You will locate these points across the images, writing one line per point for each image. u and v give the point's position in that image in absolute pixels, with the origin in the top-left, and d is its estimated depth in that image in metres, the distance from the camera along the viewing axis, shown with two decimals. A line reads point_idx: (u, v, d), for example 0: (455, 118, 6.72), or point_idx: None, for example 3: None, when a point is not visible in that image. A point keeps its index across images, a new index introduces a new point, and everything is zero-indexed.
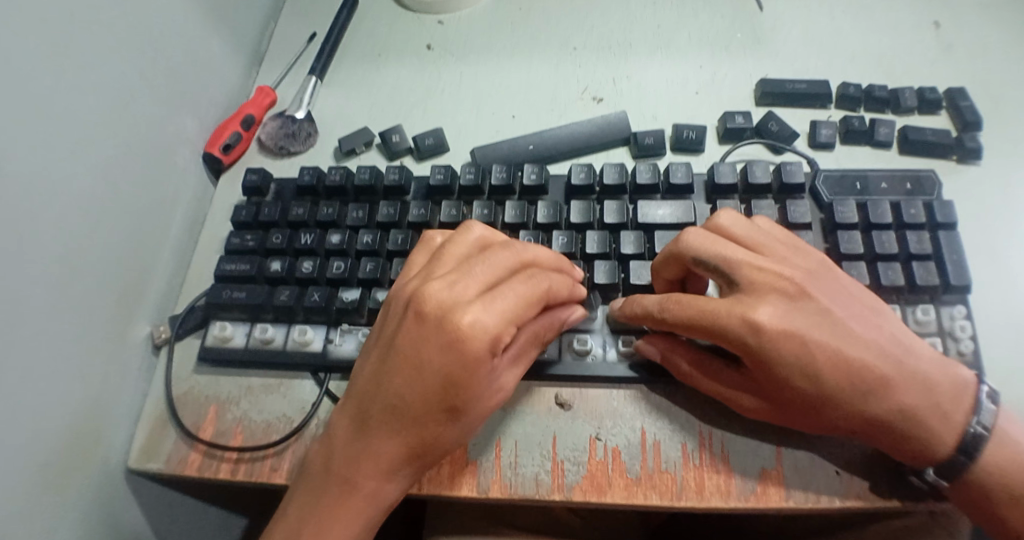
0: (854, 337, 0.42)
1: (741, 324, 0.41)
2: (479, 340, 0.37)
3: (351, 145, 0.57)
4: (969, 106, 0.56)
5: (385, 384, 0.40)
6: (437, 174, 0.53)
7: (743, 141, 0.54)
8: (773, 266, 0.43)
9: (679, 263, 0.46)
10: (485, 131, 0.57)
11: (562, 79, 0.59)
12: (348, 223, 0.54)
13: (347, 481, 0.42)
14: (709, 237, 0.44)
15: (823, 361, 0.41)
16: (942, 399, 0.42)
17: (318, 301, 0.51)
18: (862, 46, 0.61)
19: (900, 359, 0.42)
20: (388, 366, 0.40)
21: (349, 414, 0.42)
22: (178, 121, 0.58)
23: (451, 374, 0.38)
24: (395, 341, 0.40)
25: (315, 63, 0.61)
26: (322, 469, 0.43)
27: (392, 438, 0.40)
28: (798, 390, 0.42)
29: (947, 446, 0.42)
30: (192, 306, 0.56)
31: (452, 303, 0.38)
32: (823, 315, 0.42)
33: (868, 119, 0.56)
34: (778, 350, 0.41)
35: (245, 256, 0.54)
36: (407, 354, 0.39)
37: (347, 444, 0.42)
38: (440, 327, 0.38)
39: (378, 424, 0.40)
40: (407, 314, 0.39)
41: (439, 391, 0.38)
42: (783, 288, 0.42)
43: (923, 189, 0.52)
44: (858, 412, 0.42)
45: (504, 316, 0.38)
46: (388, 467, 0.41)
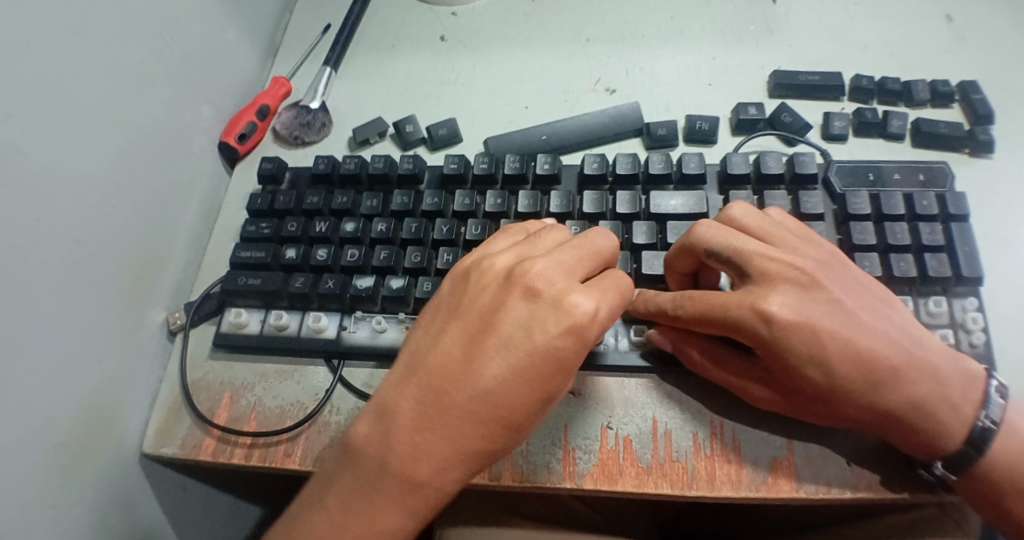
0: (866, 328, 0.42)
1: (753, 315, 0.41)
2: (593, 324, 0.38)
3: (365, 135, 0.58)
4: (981, 99, 0.56)
5: (473, 364, 0.38)
6: (450, 163, 0.54)
7: (756, 133, 0.55)
8: (786, 257, 0.43)
9: (690, 254, 0.46)
10: (498, 122, 0.58)
11: (574, 70, 0.59)
12: (362, 212, 0.54)
13: (406, 470, 0.38)
14: (722, 228, 0.44)
15: (834, 353, 0.41)
16: (953, 391, 0.43)
17: (332, 288, 0.52)
18: (875, 39, 0.61)
19: (911, 351, 0.42)
20: (478, 344, 0.39)
21: (416, 394, 0.39)
22: (194, 110, 0.59)
23: (555, 358, 0.37)
24: (492, 322, 0.39)
25: (329, 54, 0.62)
26: (374, 455, 0.39)
27: (467, 424, 0.38)
28: (810, 381, 0.42)
29: (955, 438, 0.43)
30: (208, 293, 0.57)
31: (563, 286, 0.39)
32: (835, 306, 0.42)
33: (881, 111, 0.56)
34: (790, 342, 0.41)
35: (260, 244, 0.55)
36: (505, 333, 0.38)
37: (411, 433, 0.39)
38: (554, 307, 0.38)
39: (455, 406, 0.38)
40: (511, 296, 0.39)
41: (535, 377, 0.37)
42: (796, 279, 0.42)
43: (936, 181, 0.52)
44: (869, 404, 0.42)
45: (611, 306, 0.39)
46: (455, 457, 0.38)
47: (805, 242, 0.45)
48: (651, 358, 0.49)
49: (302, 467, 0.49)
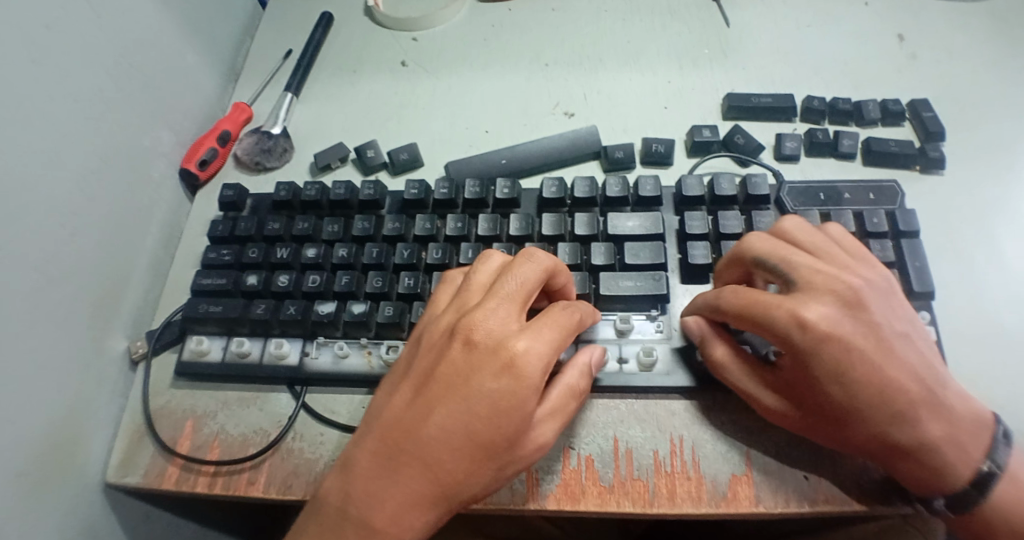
0: (894, 355, 0.41)
1: (787, 319, 0.41)
2: (534, 366, 0.38)
3: (327, 160, 0.58)
4: (932, 117, 0.58)
5: (423, 415, 0.39)
6: (411, 188, 0.54)
7: (712, 154, 0.56)
8: (834, 271, 0.43)
9: (741, 260, 0.47)
10: (459, 146, 0.58)
11: (534, 93, 0.60)
12: (324, 237, 0.54)
13: (369, 522, 0.39)
14: (777, 243, 0.45)
15: (858, 371, 0.41)
16: (962, 431, 0.42)
17: (294, 314, 0.52)
18: (826, 60, 0.62)
19: (931, 386, 0.42)
20: (427, 395, 0.40)
21: (372, 448, 0.40)
22: (155, 137, 0.59)
23: (501, 402, 0.38)
24: (438, 368, 0.40)
25: (291, 79, 0.62)
26: (338, 505, 0.40)
27: (424, 473, 0.39)
28: (828, 395, 0.42)
29: (966, 475, 0.42)
30: (169, 321, 0.56)
31: (502, 332, 0.39)
32: (873, 328, 0.41)
33: (833, 131, 0.58)
34: (819, 352, 0.41)
35: (221, 271, 0.55)
36: (451, 381, 0.39)
37: (370, 480, 0.39)
38: (494, 354, 0.39)
39: (410, 458, 0.39)
40: (452, 342, 0.40)
41: (484, 424, 0.38)
42: (843, 295, 0.42)
43: (886, 199, 0.53)
44: (881, 431, 0.41)
45: (552, 344, 0.39)
46: (416, 506, 0.39)
47: (855, 260, 0.45)
48: (613, 377, 0.50)
49: (265, 494, 0.49)
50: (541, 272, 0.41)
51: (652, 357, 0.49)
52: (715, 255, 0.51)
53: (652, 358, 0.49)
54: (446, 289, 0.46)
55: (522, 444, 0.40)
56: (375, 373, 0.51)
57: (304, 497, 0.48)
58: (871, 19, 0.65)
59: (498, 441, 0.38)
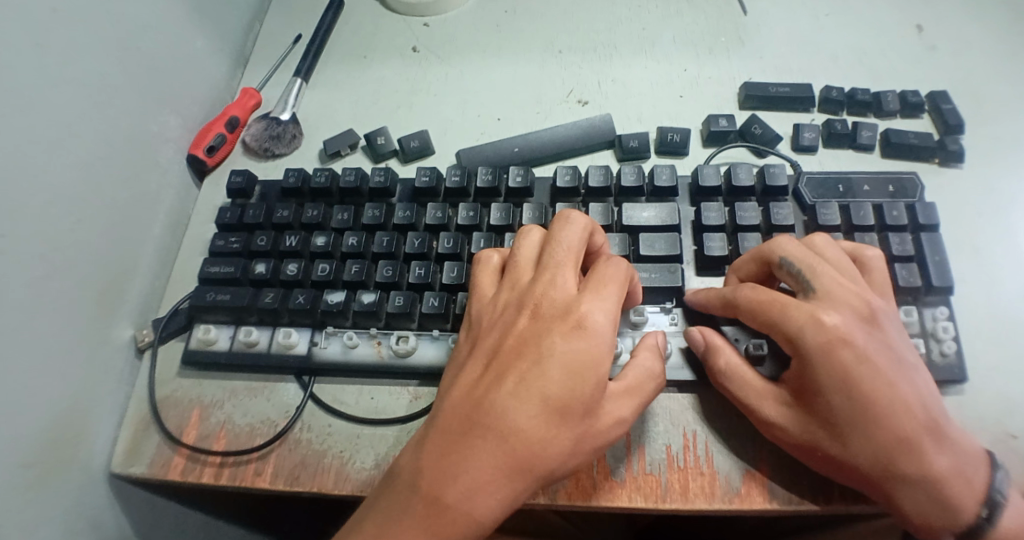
0: (911, 375, 0.41)
1: (805, 319, 0.41)
2: (601, 324, 0.39)
3: (336, 147, 0.57)
4: (952, 109, 0.57)
5: (493, 387, 0.39)
6: (422, 176, 0.53)
7: (728, 144, 0.55)
8: (857, 288, 0.43)
9: (763, 259, 0.46)
10: (470, 134, 0.57)
11: (547, 80, 0.59)
12: (333, 225, 0.53)
13: (438, 498, 0.37)
14: (804, 251, 0.45)
15: (869, 390, 0.40)
16: (968, 466, 0.41)
17: (303, 303, 0.51)
18: (845, 49, 0.61)
19: (941, 419, 0.41)
20: (497, 365, 0.40)
21: (441, 424, 0.39)
22: (162, 121, 0.58)
23: (577, 364, 0.38)
24: (505, 338, 0.40)
25: (300, 65, 0.61)
26: (406, 482, 0.39)
27: (499, 444, 0.37)
28: (835, 408, 0.41)
29: (968, 512, 0.41)
30: (176, 309, 0.56)
31: (569, 298, 0.40)
32: (888, 349, 0.41)
33: (851, 122, 0.57)
34: (831, 357, 0.40)
35: (229, 259, 0.54)
36: (519, 351, 0.39)
37: (439, 454, 0.38)
38: (562, 317, 0.39)
39: (483, 429, 0.38)
40: (519, 312, 0.41)
41: (559, 388, 0.37)
42: (862, 310, 0.42)
43: (906, 192, 0.52)
44: (898, 437, 0.40)
45: (616, 306, 0.39)
46: (490, 480, 0.37)
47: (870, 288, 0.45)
48: None
49: (271, 485, 0.48)
50: (587, 233, 0.42)
51: None
52: (731, 247, 0.50)
53: (665, 352, 0.48)
54: (484, 273, 0.45)
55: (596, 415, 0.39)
56: (385, 364, 0.50)
57: (311, 489, 0.47)
58: (891, 8, 0.64)
59: (574, 403, 0.37)
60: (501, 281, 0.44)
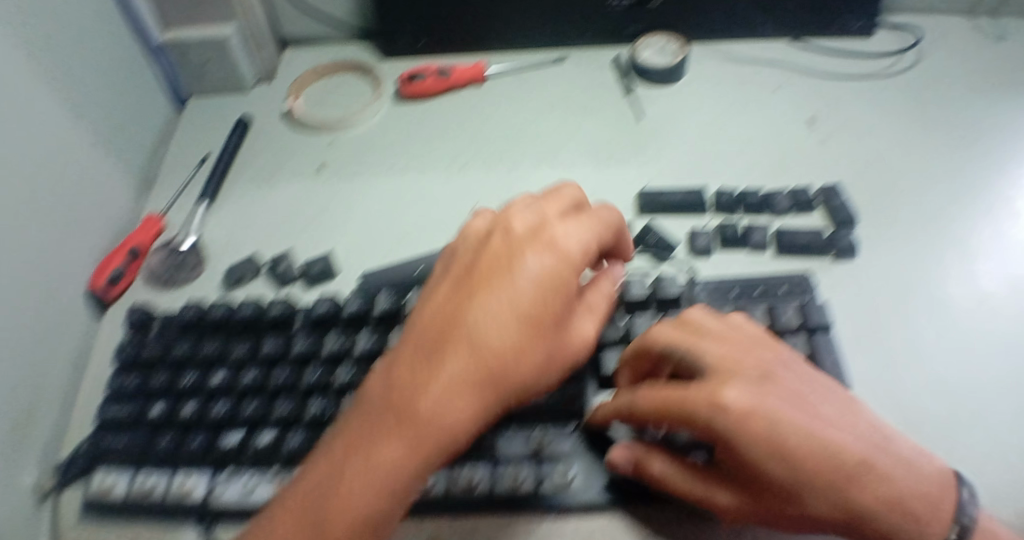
0: (824, 417, 0.42)
1: (708, 405, 0.41)
2: (554, 252, 0.41)
3: (239, 273, 0.56)
4: (842, 205, 0.59)
5: (468, 302, 0.41)
6: (322, 303, 0.53)
7: (625, 254, 0.56)
8: (743, 354, 0.44)
9: (649, 354, 0.47)
10: (375, 252, 0.57)
11: (454, 193, 0.59)
12: (232, 360, 0.52)
13: (408, 405, 0.38)
14: (682, 336, 0.46)
15: (793, 440, 0.40)
16: (932, 486, 0.42)
17: (199, 446, 0.50)
18: (740, 147, 0.63)
19: (883, 444, 0.42)
20: (469, 283, 0.42)
21: (418, 332, 0.41)
22: (63, 255, 0.56)
23: (543, 281, 0.40)
24: (480, 253, 0.43)
25: (205, 187, 0.61)
26: (379, 403, 0.39)
27: (471, 348, 0.39)
28: (772, 475, 0.40)
29: (941, 528, 0.41)
30: (76, 453, 0.53)
31: (539, 221, 0.43)
32: (795, 397, 0.42)
33: (744, 222, 0.58)
34: (746, 435, 0.40)
35: (128, 399, 0.53)
36: (494, 268, 0.41)
37: (409, 366, 0.40)
38: (534, 238, 0.42)
39: (457, 333, 0.39)
40: (492, 236, 0.44)
41: (498, 354, 0.38)
42: (755, 372, 0.43)
43: (800, 292, 0.54)
44: (844, 471, 0.40)
45: (587, 238, 0.43)
46: (458, 382, 0.38)
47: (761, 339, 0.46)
48: (530, 499, 0.48)
49: None
50: (578, 193, 0.46)
51: (568, 477, 0.48)
52: None
53: (567, 480, 0.48)
54: (469, 233, 0.46)
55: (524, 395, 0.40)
56: None
57: None
58: (782, 105, 0.67)
59: (505, 380, 0.38)
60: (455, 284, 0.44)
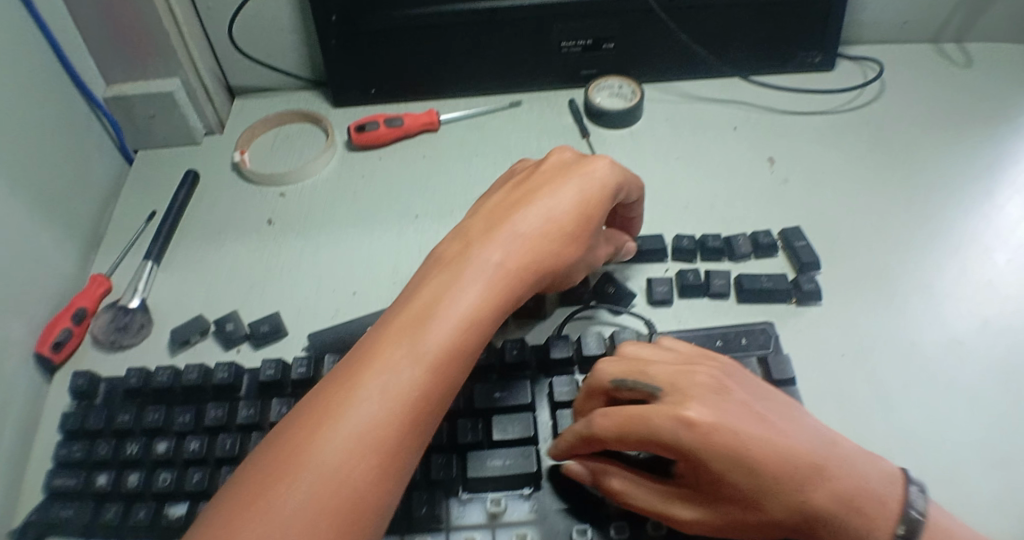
0: (779, 426, 0.42)
1: (670, 424, 0.41)
2: (564, 203, 0.47)
3: (185, 336, 0.54)
4: (804, 247, 0.58)
5: (498, 229, 0.45)
6: (268, 368, 0.51)
7: (582, 305, 0.54)
8: (692, 370, 0.44)
9: (597, 392, 0.46)
10: (325, 311, 0.55)
11: (404, 246, 0.58)
12: (175, 429, 0.51)
13: (431, 311, 0.41)
14: (626, 364, 0.45)
15: (756, 453, 0.40)
16: (879, 485, 0.42)
17: (143, 519, 0.48)
18: (699, 190, 0.62)
19: (828, 445, 0.43)
20: (496, 218, 0.47)
21: (445, 257, 0.45)
22: (4, 328, 0.54)
23: (557, 219, 0.46)
24: (517, 190, 0.48)
25: (150, 249, 0.59)
26: (403, 312, 0.42)
27: (492, 271, 0.43)
28: (736, 483, 0.40)
29: (886, 528, 0.41)
30: (28, 522, 0.50)
31: (563, 166, 0.49)
32: (746, 410, 0.42)
33: (704, 270, 0.57)
34: (710, 446, 0.40)
35: (74, 469, 0.51)
36: (521, 199, 0.47)
37: (435, 285, 0.43)
38: (559, 181, 0.48)
39: (481, 256, 0.44)
40: (517, 185, 0.49)
41: (516, 270, 0.44)
42: (708, 384, 0.43)
43: (759, 343, 0.53)
44: (799, 472, 0.40)
45: (576, 201, 0.47)
46: (473, 297, 0.42)
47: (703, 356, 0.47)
48: None
49: None
50: (577, 153, 0.50)
51: None
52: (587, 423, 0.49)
53: None
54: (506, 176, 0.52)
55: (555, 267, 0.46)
56: None
57: None
58: (741, 143, 0.66)
59: (520, 277, 0.44)
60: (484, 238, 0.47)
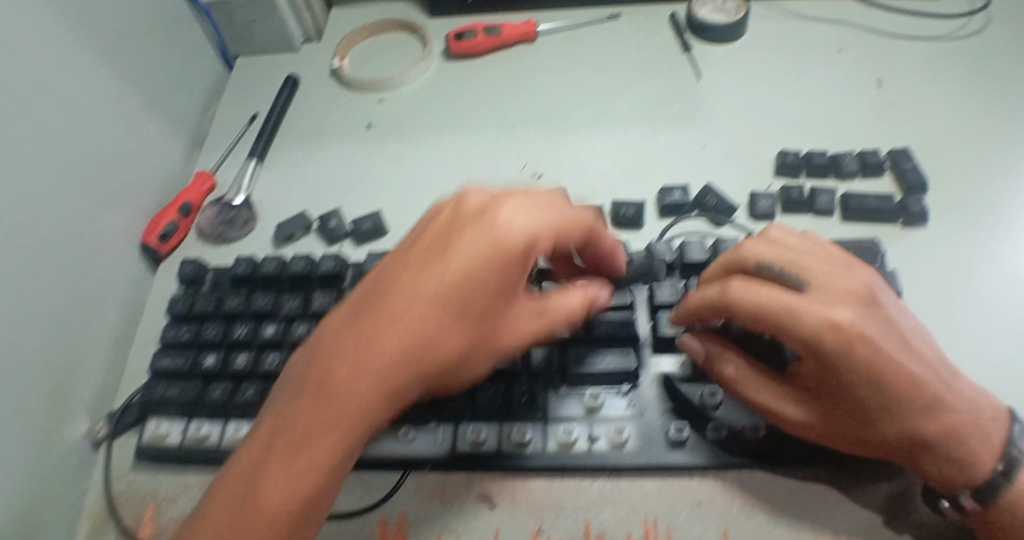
0: (916, 350, 0.41)
1: (818, 321, 0.40)
2: (475, 252, 0.39)
3: (289, 231, 0.56)
4: (912, 168, 0.56)
5: (386, 295, 0.40)
6: (372, 261, 0.52)
7: (683, 215, 0.54)
8: (843, 274, 0.43)
9: (738, 270, 0.45)
10: (424, 212, 0.56)
11: (501, 153, 0.59)
12: (283, 314, 0.52)
13: (324, 383, 0.40)
14: (778, 251, 0.44)
15: (891, 371, 0.40)
16: (989, 421, 0.42)
17: (251, 397, 0.50)
18: (803, 109, 0.60)
19: (949, 380, 0.42)
20: (398, 270, 0.41)
21: (349, 307, 0.42)
22: (116, 211, 0.58)
23: (484, 257, 0.39)
24: (411, 249, 0.41)
25: (254, 147, 0.61)
26: (313, 382, 0.40)
27: (337, 421, 0.39)
28: (860, 393, 0.40)
29: (984, 468, 0.41)
30: (129, 403, 0.55)
31: (485, 228, 0.40)
32: (890, 325, 0.41)
33: (809, 187, 0.56)
34: (851, 354, 0.39)
35: (180, 350, 0.53)
36: (434, 248, 0.41)
37: (338, 358, 0.40)
38: (449, 256, 0.40)
39: (348, 346, 0.40)
40: (443, 213, 0.42)
41: (436, 358, 0.39)
42: (860, 292, 0.42)
43: (865, 259, 0.51)
44: (921, 397, 0.40)
45: (478, 254, 0.39)
46: (329, 438, 0.39)
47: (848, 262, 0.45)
48: (583, 458, 0.48)
49: None
50: (492, 195, 0.41)
51: (623, 435, 0.48)
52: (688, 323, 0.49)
53: (622, 437, 0.48)
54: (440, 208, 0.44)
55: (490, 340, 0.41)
56: None
57: None
58: (849, 65, 0.64)
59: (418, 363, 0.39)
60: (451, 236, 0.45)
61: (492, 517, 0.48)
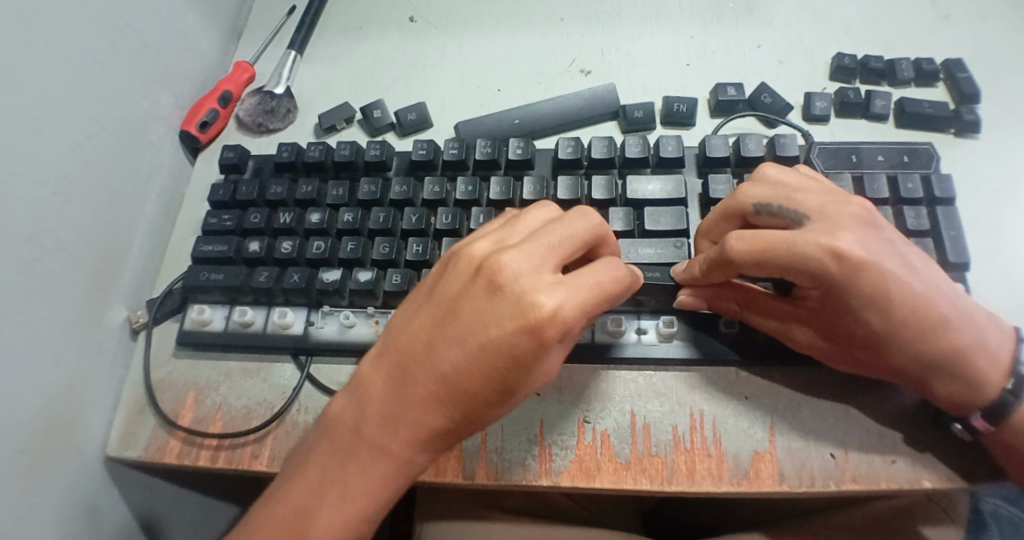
0: (924, 277, 0.41)
1: (821, 252, 0.39)
2: (505, 353, 0.36)
3: (332, 121, 0.56)
4: (967, 78, 0.54)
5: (428, 353, 0.38)
6: (420, 149, 0.52)
7: (737, 112, 0.53)
8: (844, 203, 0.41)
9: (734, 213, 0.44)
10: (470, 106, 0.56)
11: (548, 50, 0.57)
12: (328, 202, 0.52)
13: (374, 451, 0.39)
14: (773, 188, 0.43)
15: (898, 293, 0.39)
16: (993, 339, 0.42)
17: (298, 282, 0.49)
18: (858, 13, 0.59)
19: (955, 298, 0.41)
20: (438, 337, 0.38)
21: (386, 369, 0.40)
22: (153, 97, 0.56)
23: (517, 355, 0.36)
24: (458, 304, 0.38)
25: (294, 38, 0.59)
26: (355, 439, 0.40)
27: (414, 429, 0.38)
28: (866, 323, 0.40)
29: (994, 386, 0.42)
30: (170, 290, 0.54)
31: (527, 281, 0.37)
32: (895, 251, 0.40)
33: (864, 91, 0.55)
34: (858, 281, 0.38)
35: (222, 237, 0.52)
36: (470, 324, 0.37)
37: (385, 402, 0.39)
38: (485, 366, 0.37)
39: (403, 403, 0.38)
40: (478, 279, 0.38)
41: (489, 381, 0.37)
42: (861, 217, 0.40)
43: (920, 162, 0.50)
44: (928, 318, 0.40)
45: (508, 358, 0.36)
46: (407, 442, 0.39)
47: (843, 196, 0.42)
48: (632, 350, 0.48)
49: (268, 469, 0.47)
50: (523, 277, 0.37)
51: (673, 328, 0.47)
52: None
53: (672, 329, 0.47)
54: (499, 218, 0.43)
55: (535, 382, 0.39)
56: None
57: None
58: None
59: (493, 392, 0.37)
60: (496, 232, 0.41)
61: (538, 408, 0.48)
